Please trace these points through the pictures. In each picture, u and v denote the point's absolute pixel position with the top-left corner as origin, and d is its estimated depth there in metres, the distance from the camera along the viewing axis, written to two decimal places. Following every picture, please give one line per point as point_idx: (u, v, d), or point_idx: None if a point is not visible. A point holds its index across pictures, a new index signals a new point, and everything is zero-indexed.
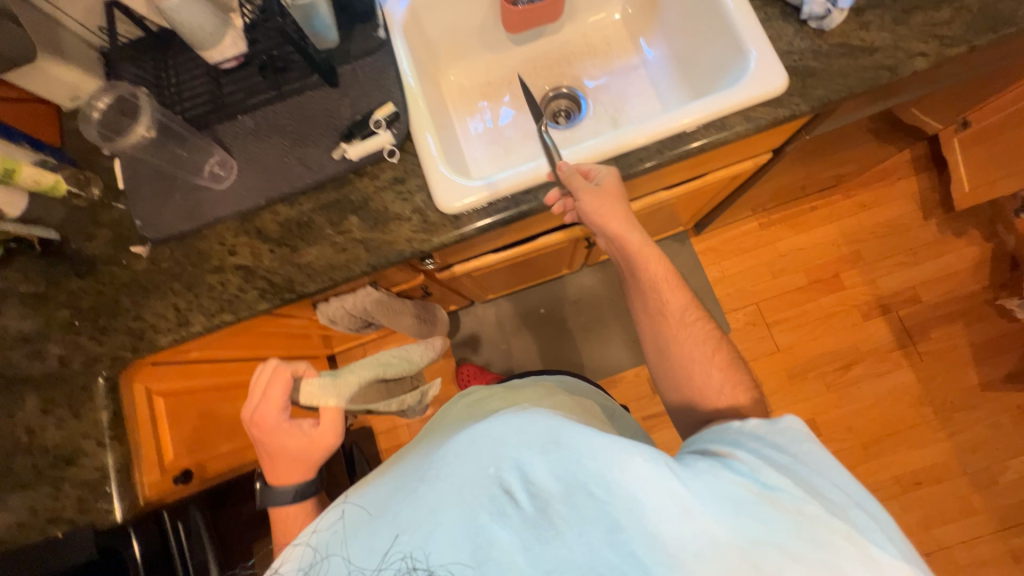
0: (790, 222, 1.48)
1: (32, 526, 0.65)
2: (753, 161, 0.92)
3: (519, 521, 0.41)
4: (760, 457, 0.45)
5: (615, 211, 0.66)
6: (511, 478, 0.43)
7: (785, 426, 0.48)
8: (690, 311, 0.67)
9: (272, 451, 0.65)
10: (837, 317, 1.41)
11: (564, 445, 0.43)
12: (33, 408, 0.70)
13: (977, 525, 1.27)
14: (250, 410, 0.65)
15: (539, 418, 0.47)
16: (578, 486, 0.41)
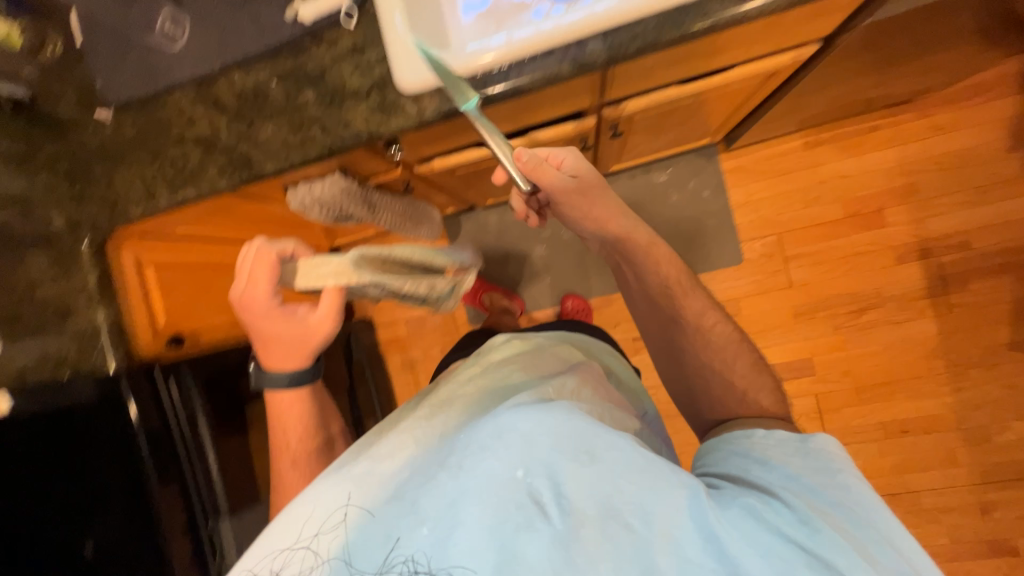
0: (841, 143, 1.28)
1: (43, 367, 0.72)
2: (791, 53, 0.77)
3: (549, 533, 0.45)
4: (772, 490, 0.49)
5: (591, 198, 0.72)
6: (540, 485, 0.48)
7: (821, 454, 0.52)
8: (710, 316, 0.73)
9: (266, 329, 0.68)
10: (867, 257, 1.28)
11: (599, 458, 0.49)
12: (39, 264, 0.74)
13: (955, 477, 1.26)
14: (240, 293, 0.65)
15: (569, 421, 0.52)
16: (612, 509, 0.46)
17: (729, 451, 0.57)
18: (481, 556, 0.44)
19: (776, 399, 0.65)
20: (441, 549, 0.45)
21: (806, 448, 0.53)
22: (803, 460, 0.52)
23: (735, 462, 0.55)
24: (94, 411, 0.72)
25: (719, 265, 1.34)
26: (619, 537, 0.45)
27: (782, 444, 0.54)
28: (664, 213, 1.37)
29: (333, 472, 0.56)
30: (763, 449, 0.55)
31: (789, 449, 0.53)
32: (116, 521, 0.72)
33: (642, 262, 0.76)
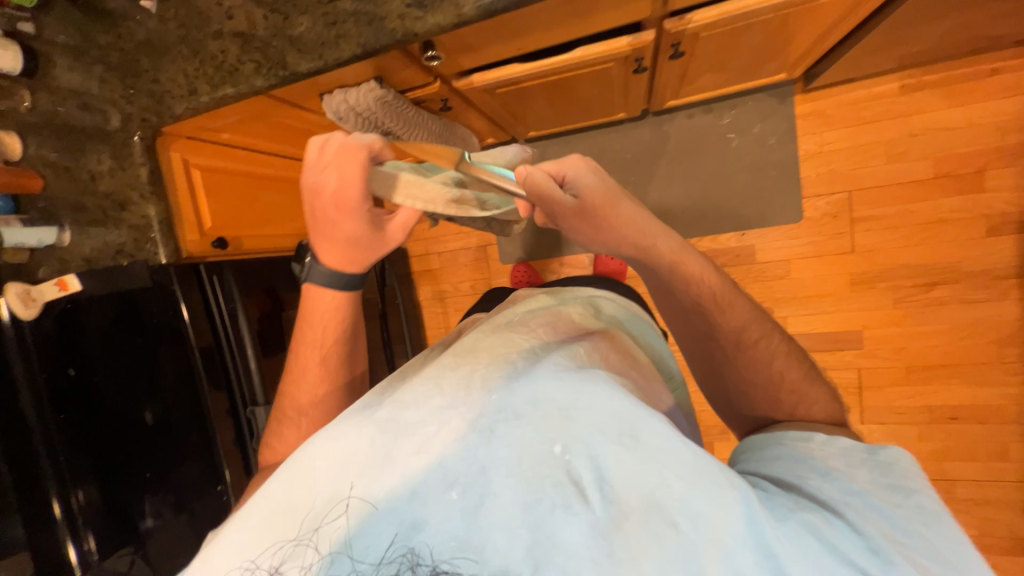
0: (947, 88, 1.09)
1: (105, 253, 0.81)
2: None
3: (587, 520, 0.39)
4: (834, 508, 0.43)
5: (598, 223, 0.62)
6: (579, 465, 0.42)
7: (891, 469, 0.46)
8: (753, 328, 0.62)
9: (334, 229, 0.60)
10: (951, 225, 1.13)
11: (644, 444, 0.42)
12: (101, 161, 0.80)
13: (1000, 471, 1.17)
14: (319, 188, 0.56)
15: (612, 398, 0.45)
16: (658, 503, 0.40)
17: (776, 450, 0.52)
18: (513, 533, 0.39)
19: (830, 409, 0.58)
20: (468, 522, 0.40)
21: (873, 461, 0.47)
22: (874, 480, 0.46)
23: (783, 466, 0.49)
24: (145, 297, 0.82)
25: (773, 222, 1.23)
26: (666, 536, 0.38)
27: (843, 458, 0.48)
28: (720, 159, 1.26)
29: (352, 411, 0.50)
30: (819, 459, 0.48)
31: (852, 461, 0.47)
32: (168, 392, 0.84)
33: (671, 282, 0.63)
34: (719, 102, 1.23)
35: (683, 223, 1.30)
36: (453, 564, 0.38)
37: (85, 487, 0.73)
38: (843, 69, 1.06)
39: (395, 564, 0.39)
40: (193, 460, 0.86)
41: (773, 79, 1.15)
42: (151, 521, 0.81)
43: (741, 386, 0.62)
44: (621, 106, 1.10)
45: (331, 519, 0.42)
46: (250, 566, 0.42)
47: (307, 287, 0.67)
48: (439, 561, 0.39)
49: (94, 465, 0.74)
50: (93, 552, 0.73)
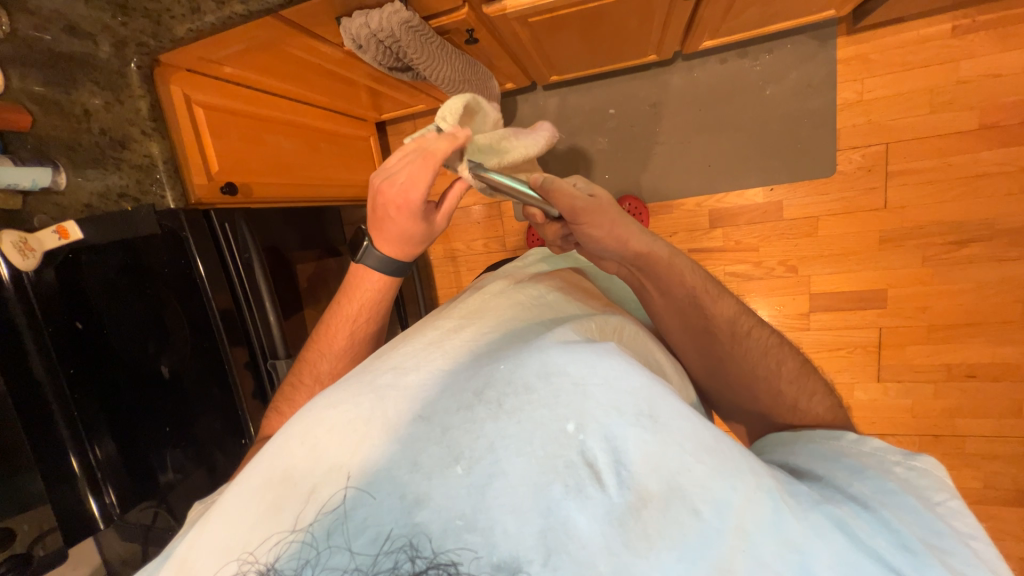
0: (1003, 30, 1.02)
1: (108, 198, 0.75)
2: None
3: (602, 506, 0.33)
4: (867, 502, 0.39)
5: (613, 220, 0.59)
6: (594, 446, 0.35)
7: (928, 472, 0.42)
8: (743, 321, 0.61)
9: (393, 220, 0.57)
10: (990, 180, 1.09)
11: (665, 426, 0.35)
12: (92, 93, 0.72)
13: (1010, 427, 1.19)
14: (390, 184, 0.54)
15: (632, 371, 0.38)
16: (679, 489, 0.34)
17: (806, 448, 0.49)
18: (521, 519, 0.33)
19: (829, 403, 0.58)
20: (477, 502, 0.33)
21: (909, 463, 0.43)
22: (905, 477, 0.42)
23: (806, 459, 0.47)
24: (157, 245, 0.78)
25: (804, 176, 1.18)
26: (685, 525, 0.33)
27: (876, 456, 0.45)
28: (752, 108, 1.19)
29: (352, 380, 0.44)
30: (857, 457, 0.45)
31: (887, 460, 0.44)
32: (185, 343, 0.81)
33: (666, 282, 0.62)
34: (755, 45, 1.15)
35: (709, 177, 1.24)
36: (458, 553, 0.32)
37: (101, 441, 0.71)
38: (897, 6, 0.98)
39: (393, 554, 0.33)
40: (210, 413, 0.85)
41: (817, 18, 1.07)
42: (171, 476, 0.82)
43: (743, 382, 0.60)
44: (655, 45, 1.05)
45: (326, 497, 0.35)
46: (247, 559, 0.35)
47: (356, 267, 0.65)
48: (440, 551, 0.32)
49: (108, 418, 0.72)
50: (114, 505, 0.71)
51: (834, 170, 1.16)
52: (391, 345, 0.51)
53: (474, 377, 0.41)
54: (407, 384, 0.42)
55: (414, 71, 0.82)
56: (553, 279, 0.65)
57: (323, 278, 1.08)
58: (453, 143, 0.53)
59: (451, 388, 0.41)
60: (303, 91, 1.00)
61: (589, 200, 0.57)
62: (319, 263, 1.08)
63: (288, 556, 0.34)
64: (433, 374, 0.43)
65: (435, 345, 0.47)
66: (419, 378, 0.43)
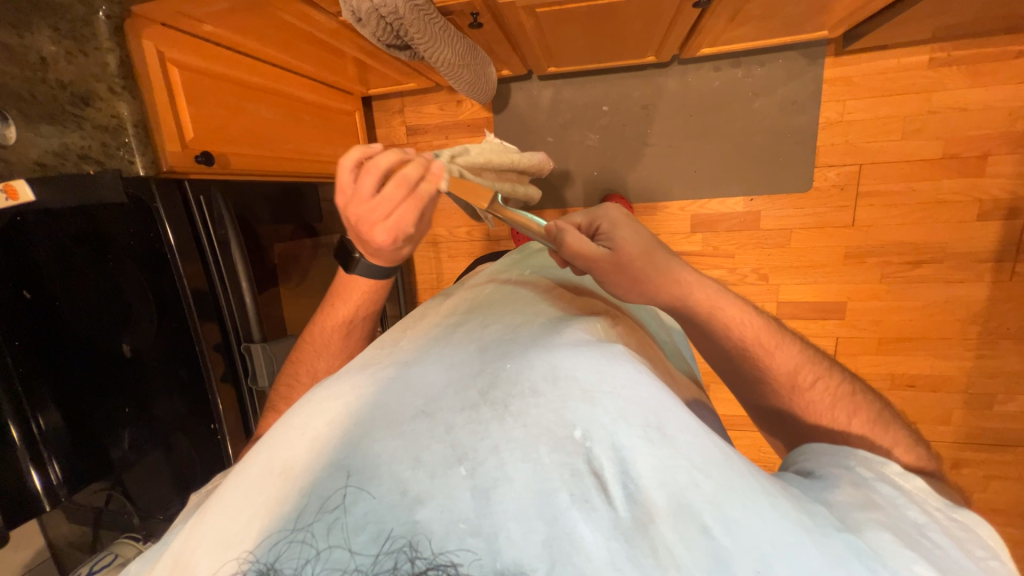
0: (973, 66, 1.09)
1: (65, 159, 0.65)
2: None
3: (608, 519, 0.32)
4: (909, 535, 0.37)
5: (636, 275, 0.55)
6: (601, 454, 0.34)
7: (970, 530, 0.39)
8: (806, 372, 0.56)
9: (380, 248, 0.55)
10: (946, 207, 1.17)
11: (673, 439, 0.35)
12: (48, 39, 0.62)
13: (940, 433, 1.31)
14: (370, 222, 0.51)
15: (641, 381, 0.39)
16: (688, 505, 0.32)
17: (837, 461, 0.45)
18: (527, 527, 0.31)
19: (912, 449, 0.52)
20: (481, 507, 0.32)
21: (953, 516, 0.40)
22: (947, 524, 0.39)
23: (839, 471, 0.44)
24: (119, 214, 0.72)
25: (782, 189, 1.23)
26: (695, 541, 0.31)
27: (917, 495, 0.41)
28: (740, 119, 1.22)
29: (357, 369, 0.43)
30: (899, 487, 0.42)
31: (930, 503, 0.41)
32: (152, 321, 0.76)
33: (712, 332, 0.57)
34: (749, 57, 1.17)
35: (694, 182, 1.27)
36: (458, 555, 0.31)
37: (47, 412, 0.70)
38: (882, 34, 1.03)
39: (391, 555, 0.31)
40: (166, 396, 0.80)
41: (809, 37, 1.10)
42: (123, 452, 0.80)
43: (800, 432, 0.56)
44: (655, 46, 1.05)
45: (326, 494, 0.34)
46: (245, 558, 0.33)
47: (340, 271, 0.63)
48: (439, 552, 0.31)
49: (57, 392, 0.71)
50: (57, 479, 0.70)
51: (810, 185, 1.21)
52: (392, 335, 0.50)
53: (479, 377, 0.40)
54: (411, 378, 0.41)
55: (413, 50, 0.79)
56: (558, 279, 0.63)
57: (296, 258, 1.03)
58: (432, 178, 0.50)
59: (456, 384, 0.40)
60: (287, 57, 0.94)
61: (607, 253, 0.54)
62: (294, 240, 1.03)
63: (287, 558, 0.32)
64: (438, 370, 0.42)
65: (440, 339, 0.47)
66: (425, 374, 0.41)
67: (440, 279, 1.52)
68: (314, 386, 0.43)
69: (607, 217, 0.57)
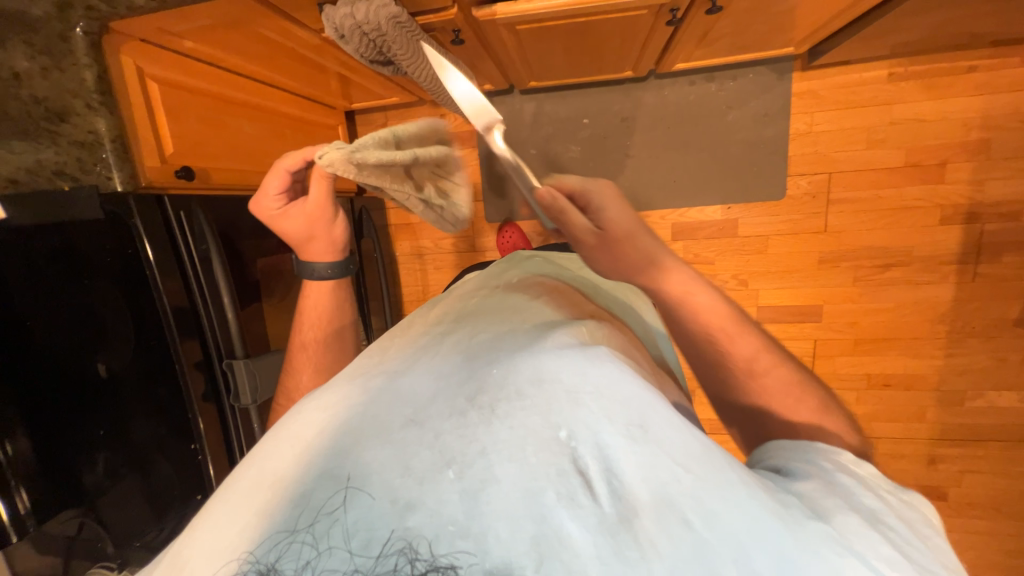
0: (929, 81, 1.15)
1: (38, 174, 0.65)
2: None
3: (594, 516, 0.32)
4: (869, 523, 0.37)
5: (619, 255, 0.58)
6: (586, 452, 0.35)
7: (914, 509, 0.41)
8: (766, 360, 0.58)
9: (287, 220, 0.70)
10: (911, 213, 1.23)
11: (654, 435, 0.37)
12: (21, 54, 0.61)
13: (916, 430, 1.36)
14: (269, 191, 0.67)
15: (623, 381, 0.40)
16: (670, 499, 0.34)
17: (804, 456, 0.46)
18: (517, 526, 0.31)
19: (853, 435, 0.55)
20: (470, 508, 0.32)
21: (899, 496, 0.42)
22: (896, 506, 0.40)
23: (801, 467, 0.44)
24: (94, 229, 0.70)
25: (757, 197, 1.27)
26: (680, 534, 0.32)
27: (869, 481, 0.43)
28: (715, 130, 1.26)
29: (346, 379, 0.43)
30: (852, 476, 0.43)
31: (879, 487, 0.42)
32: (129, 339, 0.74)
33: (679, 318, 0.59)
34: (722, 71, 1.22)
35: (674, 191, 1.30)
36: (456, 557, 0.30)
37: (15, 438, 0.67)
38: (845, 50, 1.08)
39: (393, 557, 0.31)
40: (142, 416, 0.78)
41: (777, 52, 1.15)
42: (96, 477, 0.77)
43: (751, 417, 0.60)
44: (632, 62, 1.09)
45: (316, 502, 0.33)
46: (246, 558, 0.32)
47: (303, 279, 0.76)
48: (441, 554, 0.30)
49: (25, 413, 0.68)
50: (25, 509, 0.68)
51: (783, 193, 1.26)
52: (381, 346, 0.50)
53: (467, 382, 0.41)
54: (399, 387, 0.41)
55: (396, 66, 0.80)
56: (544, 283, 0.65)
57: (280, 272, 1.01)
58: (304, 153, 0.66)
59: (444, 391, 0.40)
60: (270, 73, 0.95)
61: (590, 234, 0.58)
62: (279, 253, 1.01)
63: (289, 557, 0.31)
64: (426, 377, 0.42)
65: (428, 348, 0.47)
66: (413, 382, 0.42)
67: (426, 291, 1.52)
68: (304, 399, 0.43)
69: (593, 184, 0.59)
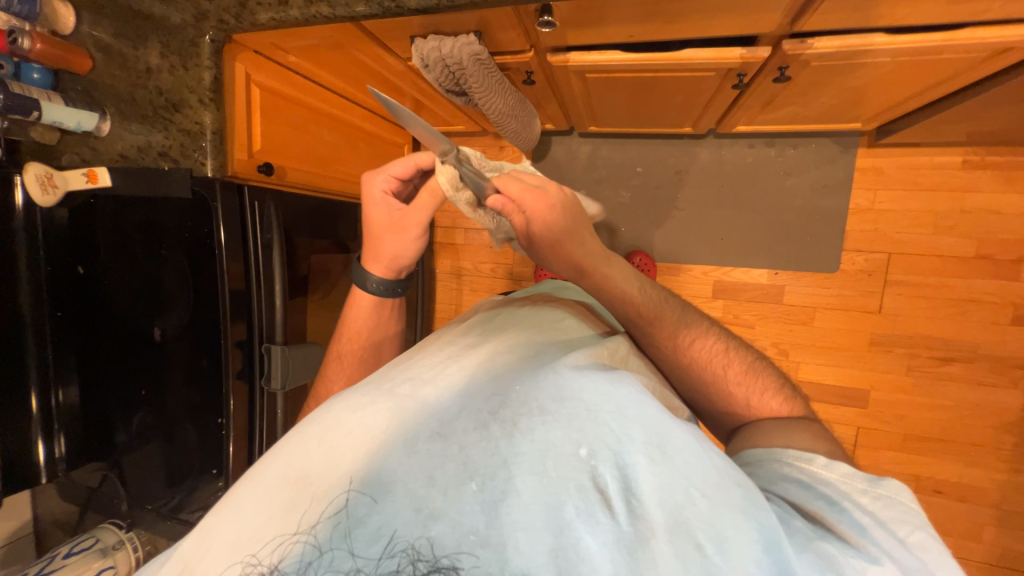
0: (1008, 173, 1.10)
1: (147, 153, 0.78)
2: (1008, 40, 0.66)
3: (611, 533, 0.34)
4: (854, 541, 0.40)
5: (542, 257, 0.63)
6: (606, 472, 0.36)
7: (893, 502, 0.43)
8: (686, 333, 0.63)
9: (375, 213, 0.71)
10: (979, 307, 1.15)
11: (672, 457, 0.38)
12: (157, 52, 0.72)
13: (969, 550, 1.21)
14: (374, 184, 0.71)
15: (642, 402, 0.41)
16: (685, 522, 0.35)
17: (782, 476, 0.46)
18: (535, 537, 0.33)
19: (783, 395, 0.61)
20: (489, 519, 0.34)
21: (874, 492, 0.43)
22: (874, 509, 0.42)
23: (783, 488, 0.45)
24: (176, 207, 0.78)
25: (808, 268, 1.24)
26: (693, 559, 0.34)
27: (841, 487, 0.44)
28: (770, 195, 1.25)
29: (369, 383, 0.45)
30: (828, 484, 0.45)
31: (854, 489, 0.44)
32: (186, 310, 0.81)
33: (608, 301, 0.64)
34: (783, 138, 1.22)
35: (720, 249, 1.29)
36: (457, 559, 0.33)
37: (67, 386, 0.83)
38: (915, 133, 1.07)
39: (396, 558, 0.33)
40: (179, 384, 0.82)
41: (842, 128, 1.15)
42: (123, 437, 0.85)
43: (704, 393, 0.63)
44: (693, 118, 1.11)
45: (335, 500, 0.35)
46: (250, 561, 0.34)
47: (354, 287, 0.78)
48: (442, 556, 0.33)
49: (78, 365, 0.84)
50: (57, 455, 0.83)
51: (837, 267, 1.22)
52: (406, 354, 0.51)
53: (490, 395, 0.42)
54: (424, 397, 0.42)
55: (468, 97, 0.86)
56: (572, 305, 0.65)
57: (326, 271, 1.07)
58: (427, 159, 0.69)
59: (468, 402, 0.41)
60: (354, 91, 1.04)
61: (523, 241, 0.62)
62: (326, 253, 1.08)
63: (291, 557, 0.34)
64: (449, 387, 0.43)
65: (452, 358, 0.48)
66: (436, 391, 0.43)
67: (457, 310, 1.55)
68: (330, 399, 0.44)
69: (534, 186, 0.59)
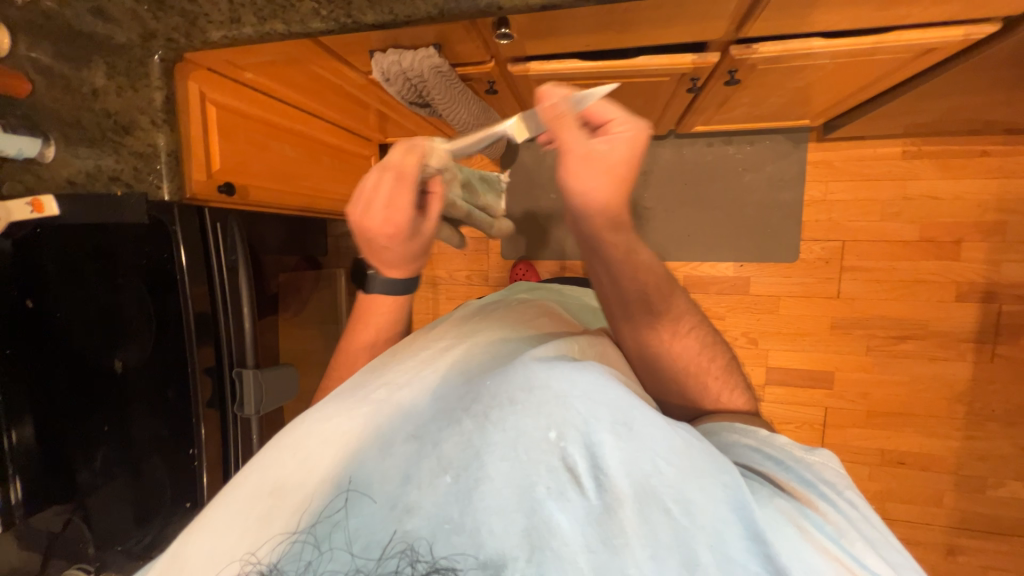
0: (944, 161, 1.18)
1: (96, 179, 0.74)
2: (934, 41, 0.72)
3: (582, 508, 0.36)
4: (803, 497, 0.43)
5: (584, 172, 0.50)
6: (575, 452, 0.37)
7: (826, 465, 0.47)
8: (686, 322, 0.67)
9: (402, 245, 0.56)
10: (927, 287, 1.22)
11: (638, 434, 0.38)
12: (102, 73, 0.68)
13: (932, 515, 1.28)
14: (387, 222, 0.52)
15: (608, 385, 0.41)
16: (652, 491, 0.37)
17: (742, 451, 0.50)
18: (511, 519, 0.35)
19: (745, 398, 0.69)
20: (464, 507, 0.35)
21: (811, 458, 0.48)
22: (816, 467, 0.47)
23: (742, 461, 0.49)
24: (133, 231, 0.77)
25: (770, 259, 1.29)
26: (659, 523, 0.36)
27: (784, 453, 0.49)
28: (731, 190, 1.30)
29: (345, 391, 0.45)
30: (775, 451, 0.49)
31: (796, 454, 0.49)
32: (148, 338, 0.78)
33: (621, 274, 0.61)
34: (739, 136, 1.28)
35: (688, 245, 1.33)
36: (453, 558, 0.34)
37: (21, 427, 0.74)
38: (861, 127, 1.13)
39: (393, 559, 0.34)
40: (144, 416, 0.80)
41: (793, 124, 1.21)
42: (84, 475, 0.80)
43: (688, 382, 0.67)
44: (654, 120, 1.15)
45: (318, 505, 0.36)
46: (249, 560, 0.34)
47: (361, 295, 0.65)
48: (438, 555, 0.34)
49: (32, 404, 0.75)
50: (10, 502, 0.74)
51: (797, 256, 1.27)
52: (382, 359, 0.51)
53: (463, 394, 0.42)
54: (400, 399, 0.42)
55: (431, 109, 0.86)
56: (541, 305, 0.68)
57: (296, 289, 1.05)
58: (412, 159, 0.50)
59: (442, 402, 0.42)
60: (315, 105, 1.02)
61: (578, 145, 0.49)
62: (295, 271, 1.06)
63: (289, 557, 0.34)
64: (422, 390, 0.43)
65: (426, 360, 0.48)
66: (411, 393, 0.43)
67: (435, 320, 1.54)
68: (307, 409, 0.44)
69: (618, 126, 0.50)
